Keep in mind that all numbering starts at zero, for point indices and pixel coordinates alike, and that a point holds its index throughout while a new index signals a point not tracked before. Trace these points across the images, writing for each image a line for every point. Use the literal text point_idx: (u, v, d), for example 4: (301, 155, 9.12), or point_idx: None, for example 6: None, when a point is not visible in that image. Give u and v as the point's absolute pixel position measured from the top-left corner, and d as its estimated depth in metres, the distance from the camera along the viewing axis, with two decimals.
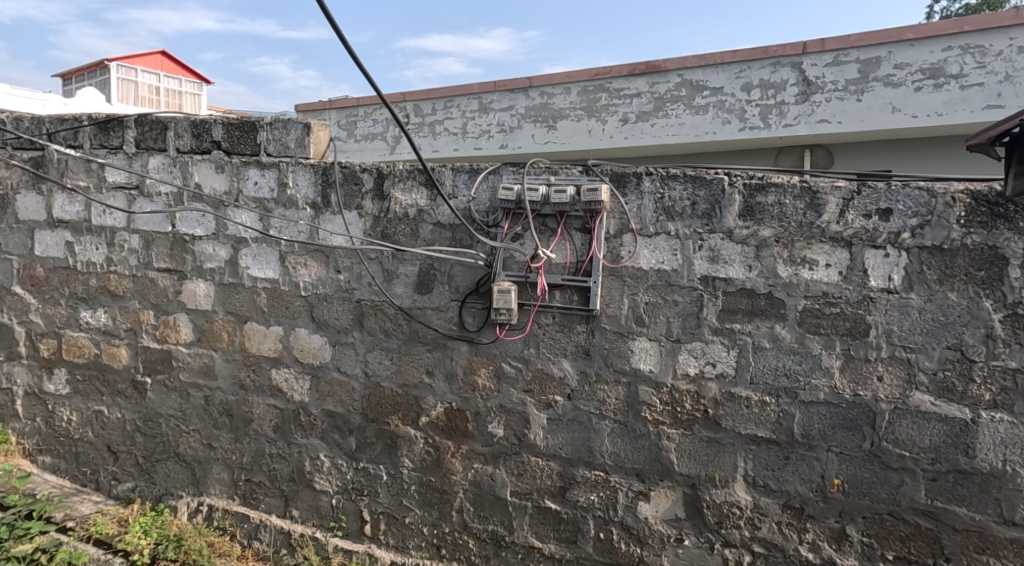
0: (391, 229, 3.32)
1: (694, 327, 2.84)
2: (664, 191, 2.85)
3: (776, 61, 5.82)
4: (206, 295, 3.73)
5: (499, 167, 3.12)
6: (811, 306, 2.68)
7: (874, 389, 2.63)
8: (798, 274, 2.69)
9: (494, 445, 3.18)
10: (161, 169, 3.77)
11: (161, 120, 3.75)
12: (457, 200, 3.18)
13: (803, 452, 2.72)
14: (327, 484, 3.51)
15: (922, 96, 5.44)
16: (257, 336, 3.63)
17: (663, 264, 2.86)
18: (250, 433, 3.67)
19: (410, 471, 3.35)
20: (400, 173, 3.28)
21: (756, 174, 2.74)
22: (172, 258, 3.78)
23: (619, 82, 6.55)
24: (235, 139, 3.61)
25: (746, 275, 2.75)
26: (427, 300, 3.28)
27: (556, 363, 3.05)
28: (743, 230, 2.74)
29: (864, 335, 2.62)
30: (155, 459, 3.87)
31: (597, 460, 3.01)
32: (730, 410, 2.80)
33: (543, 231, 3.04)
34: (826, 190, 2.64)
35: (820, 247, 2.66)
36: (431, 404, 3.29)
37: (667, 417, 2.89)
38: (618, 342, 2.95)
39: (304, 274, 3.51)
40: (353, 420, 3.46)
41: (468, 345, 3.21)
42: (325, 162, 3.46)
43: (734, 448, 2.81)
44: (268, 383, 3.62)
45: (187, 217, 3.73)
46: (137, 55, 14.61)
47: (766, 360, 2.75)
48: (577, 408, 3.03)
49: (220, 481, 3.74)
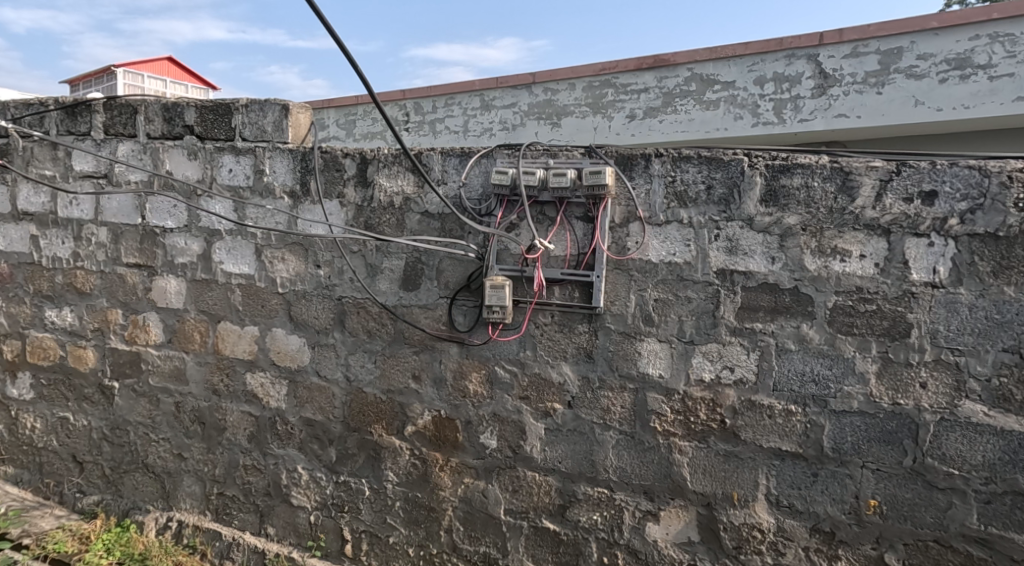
0: (375, 219, 3.03)
1: (709, 327, 2.53)
2: (675, 174, 2.54)
3: (791, 53, 5.53)
4: (177, 293, 3.44)
5: (493, 151, 2.82)
6: (843, 302, 2.37)
7: (916, 397, 2.31)
8: (828, 266, 2.38)
9: (486, 458, 2.88)
10: (131, 157, 3.49)
11: (131, 103, 3.47)
12: (447, 186, 2.89)
13: (834, 468, 2.41)
14: (305, 499, 3.21)
15: (947, 88, 5.09)
16: (231, 337, 3.34)
17: (674, 256, 2.55)
18: (223, 443, 3.38)
19: (394, 485, 3.04)
20: (385, 158, 2.99)
21: (779, 155, 2.45)
22: (142, 252, 3.50)
23: (626, 77, 6.26)
24: (209, 123, 3.33)
25: (769, 268, 2.45)
26: (414, 297, 2.98)
27: (555, 367, 2.75)
28: (765, 218, 2.44)
29: (905, 336, 2.31)
30: (123, 470, 3.58)
31: (601, 476, 2.70)
32: (751, 420, 2.49)
33: (541, 220, 2.74)
34: (860, 170, 2.33)
35: (853, 236, 2.35)
36: (418, 412, 2.99)
37: (680, 428, 2.58)
38: (624, 343, 2.64)
39: (281, 270, 3.22)
40: (334, 429, 3.16)
41: (458, 346, 2.91)
42: (304, 147, 3.17)
43: (754, 464, 2.49)
44: (242, 389, 3.33)
45: (158, 207, 3.44)
46: (150, 61, 13.89)
47: (792, 364, 2.44)
48: (579, 417, 2.72)
49: (191, 495, 3.44)
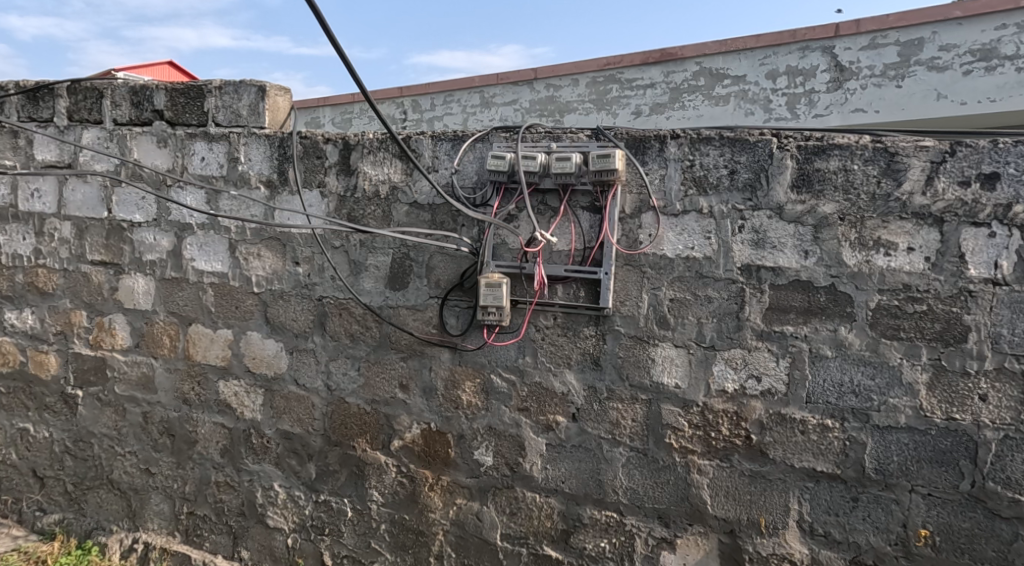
0: (359, 211, 2.75)
1: (733, 330, 2.24)
2: (694, 158, 2.26)
3: (804, 46, 5.23)
4: (145, 293, 3.15)
5: (489, 133, 2.54)
6: (887, 302, 2.08)
7: (974, 412, 2.02)
8: (870, 261, 2.09)
9: (481, 477, 2.58)
10: (97, 145, 3.19)
11: (96, 87, 3.17)
12: (438, 173, 2.60)
13: (877, 492, 2.11)
14: (282, 521, 2.91)
15: (971, 81, 4.76)
16: (203, 341, 3.05)
17: (693, 250, 2.27)
18: (194, 457, 3.08)
19: (379, 506, 2.74)
20: (370, 143, 2.70)
21: (813, 134, 2.17)
22: (107, 249, 3.20)
23: (631, 72, 5.98)
24: (180, 107, 3.04)
25: (802, 263, 2.16)
26: (401, 298, 2.69)
27: (558, 376, 2.45)
28: (797, 207, 2.16)
29: (961, 340, 2.02)
30: (86, 487, 3.28)
31: (610, 498, 2.40)
32: (780, 436, 2.20)
33: (543, 210, 2.45)
34: (908, 151, 2.05)
35: (899, 226, 2.07)
36: (405, 425, 2.70)
37: (699, 445, 2.29)
38: (636, 349, 2.35)
39: (257, 267, 2.93)
40: (314, 443, 2.86)
41: (450, 352, 2.62)
42: (283, 132, 2.89)
43: (785, 486, 2.20)
44: (215, 398, 3.04)
45: (125, 200, 3.15)
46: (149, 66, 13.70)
47: (828, 373, 2.15)
48: (584, 431, 2.43)
49: (159, 514, 3.15)
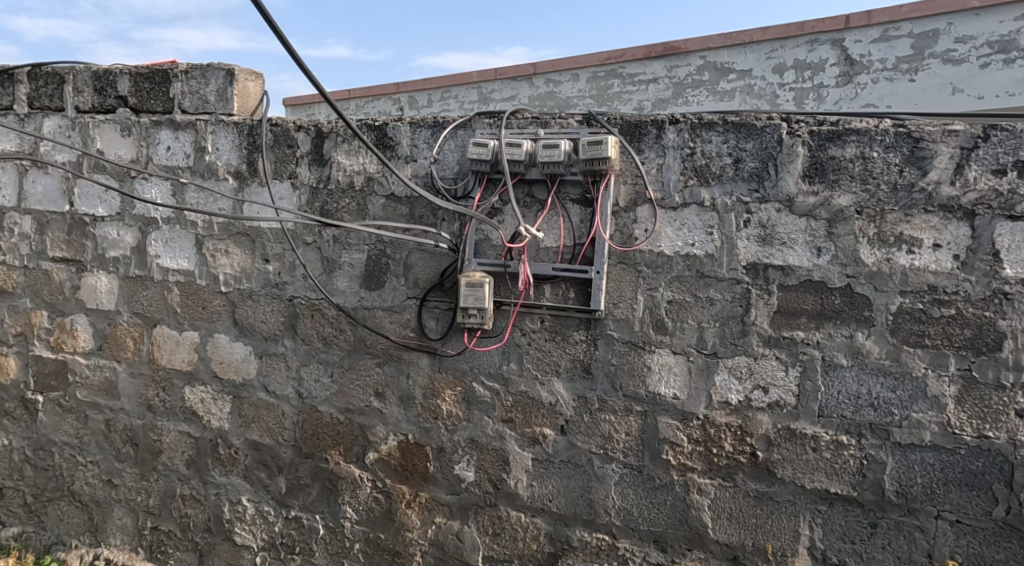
0: (332, 204, 2.54)
1: (737, 336, 2.02)
2: (695, 145, 2.05)
3: (813, 39, 5.03)
4: (109, 293, 2.94)
5: (471, 119, 2.33)
6: (910, 305, 1.87)
7: (1010, 429, 1.80)
8: (891, 260, 1.88)
9: (462, 493, 2.37)
10: (57, 134, 2.97)
11: (57, 72, 2.95)
12: (416, 164, 2.40)
13: (898, 518, 1.89)
14: (250, 538, 2.71)
15: (988, 74, 4.50)
16: (168, 344, 2.84)
17: (693, 247, 2.05)
18: (159, 469, 2.88)
19: (353, 523, 2.53)
20: (344, 131, 2.50)
21: (827, 118, 1.96)
22: (69, 245, 2.99)
23: (632, 68, 5.78)
24: (145, 93, 2.83)
25: (814, 262, 1.95)
26: (377, 298, 2.48)
27: (545, 385, 2.24)
28: (809, 199, 1.95)
29: (995, 349, 1.81)
30: (46, 499, 3.08)
31: (601, 519, 2.19)
32: (789, 454, 1.98)
33: (530, 203, 2.24)
34: (935, 136, 1.84)
35: (924, 221, 1.85)
36: (381, 436, 2.49)
37: (699, 462, 2.07)
38: (630, 356, 2.14)
39: (224, 265, 2.72)
40: (284, 455, 2.65)
41: (429, 358, 2.41)
42: (253, 119, 2.68)
43: (794, 509, 1.98)
44: (180, 405, 2.83)
45: (88, 193, 2.94)
46: None
47: (844, 384, 1.93)
48: (574, 446, 2.22)
49: (122, 529, 2.95)
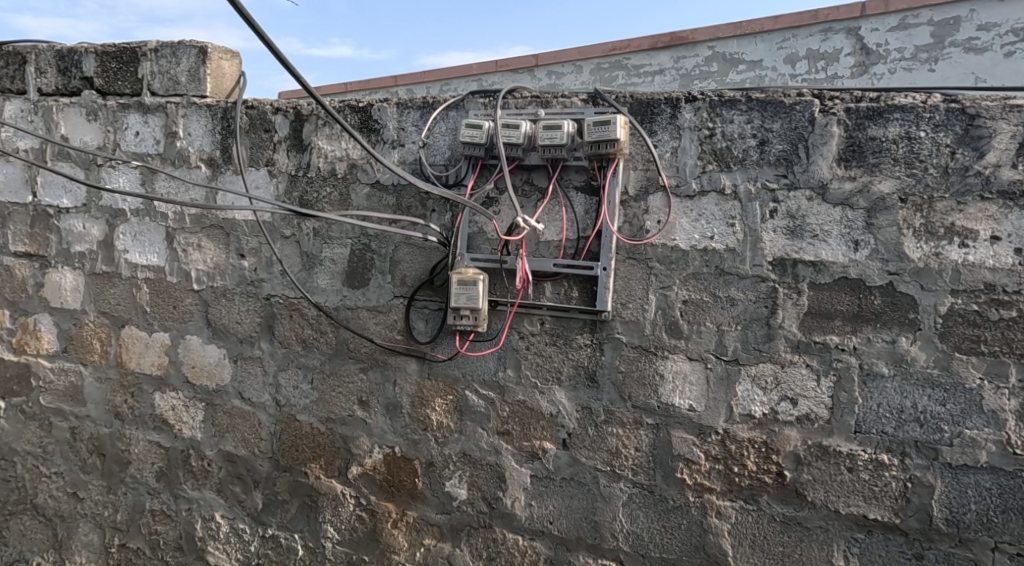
0: (312, 193, 2.32)
1: (761, 341, 1.80)
2: (715, 125, 1.82)
3: (827, 28, 4.80)
4: (73, 290, 2.71)
5: (464, 100, 2.10)
6: (963, 306, 1.65)
7: None
8: (940, 254, 1.66)
9: (453, 513, 2.15)
10: (19, 119, 2.75)
11: (19, 51, 2.73)
12: (405, 149, 2.17)
13: (948, 550, 1.67)
14: (224, 557, 2.48)
15: (1013, 63, 4.25)
16: (137, 345, 2.62)
17: (712, 240, 1.83)
18: (127, 481, 2.65)
19: (334, 544, 2.30)
20: (325, 113, 2.28)
21: (865, 93, 1.73)
22: (32, 238, 2.76)
23: (639, 58, 5.48)
24: (112, 74, 2.60)
25: (851, 257, 1.72)
26: (361, 297, 2.26)
27: (545, 395, 2.01)
28: (845, 185, 1.72)
29: None
30: (8, 512, 2.86)
31: (608, 544, 1.96)
32: (821, 475, 1.75)
33: (528, 192, 2.01)
34: (994, 112, 1.61)
35: (979, 210, 1.63)
36: (365, 449, 2.26)
37: (718, 482, 1.84)
38: (640, 362, 1.91)
39: (196, 260, 2.50)
40: (260, 468, 2.43)
41: (418, 364, 2.19)
42: (227, 101, 2.46)
43: (826, 537, 1.76)
44: (150, 412, 2.61)
45: (51, 182, 2.72)
46: None
47: (884, 395, 1.71)
48: (577, 461, 1.99)
49: (88, 546, 2.73)
